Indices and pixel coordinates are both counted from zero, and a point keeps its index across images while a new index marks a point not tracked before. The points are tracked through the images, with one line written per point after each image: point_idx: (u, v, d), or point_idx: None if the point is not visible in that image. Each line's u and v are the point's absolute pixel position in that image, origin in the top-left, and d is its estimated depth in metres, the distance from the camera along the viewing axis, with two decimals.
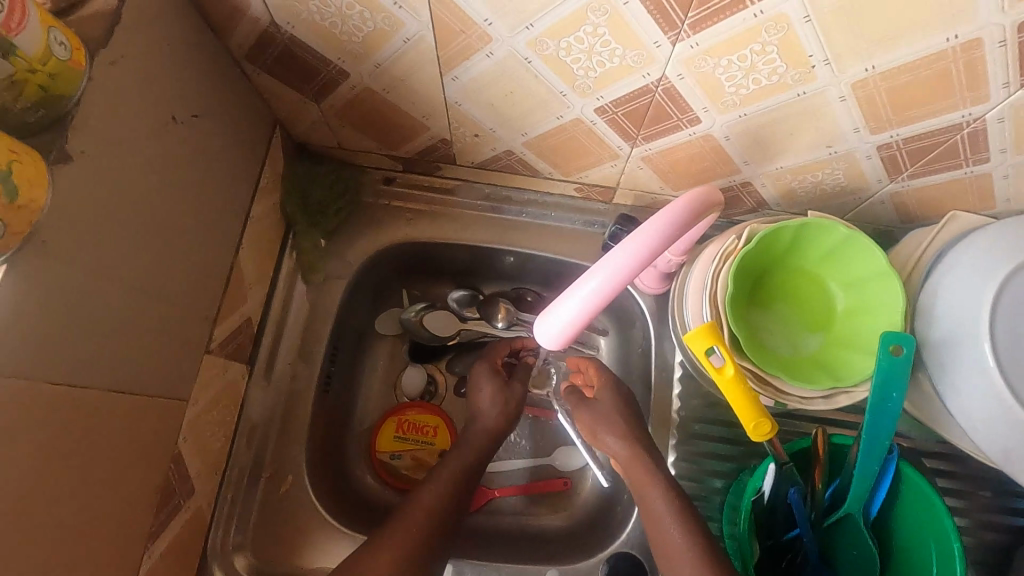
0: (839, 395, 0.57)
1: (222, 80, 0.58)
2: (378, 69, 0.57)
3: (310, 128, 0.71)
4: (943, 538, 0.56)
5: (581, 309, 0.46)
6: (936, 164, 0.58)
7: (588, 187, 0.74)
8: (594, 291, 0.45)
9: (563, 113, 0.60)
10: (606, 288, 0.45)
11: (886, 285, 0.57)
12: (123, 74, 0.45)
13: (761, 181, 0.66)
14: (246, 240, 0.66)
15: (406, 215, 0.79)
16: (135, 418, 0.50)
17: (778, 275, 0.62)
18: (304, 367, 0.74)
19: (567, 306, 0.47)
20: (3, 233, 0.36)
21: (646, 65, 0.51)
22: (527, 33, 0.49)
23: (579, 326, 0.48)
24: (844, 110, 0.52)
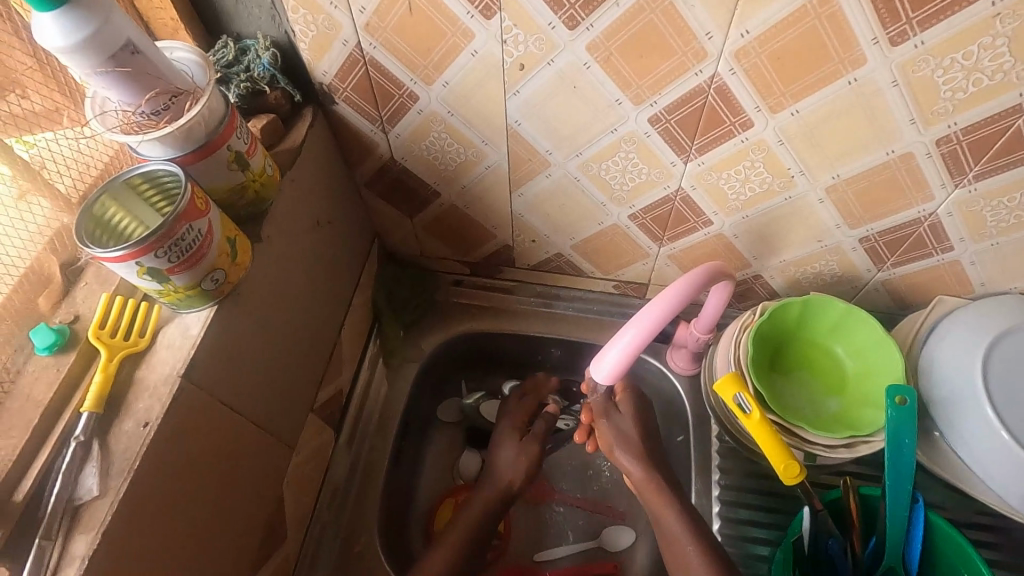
0: (859, 444, 0.64)
1: (348, 200, 0.78)
2: (462, 189, 0.77)
3: (401, 238, 0.89)
4: None
5: (621, 355, 0.61)
6: (912, 254, 0.71)
7: (624, 284, 0.89)
8: (638, 326, 0.59)
9: (603, 220, 0.77)
10: (646, 320, 0.59)
11: (887, 349, 0.66)
12: (295, 188, 0.64)
13: (769, 273, 0.80)
14: (346, 322, 0.81)
15: (471, 310, 0.94)
16: (260, 449, 0.62)
17: (792, 345, 0.73)
18: (380, 438, 0.85)
19: (611, 353, 0.62)
20: (224, 282, 0.52)
21: (666, 179, 0.68)
22: (577, 159, 0.68)
23: (627, 359, 0.61)
24: (824, 209, 0.68)
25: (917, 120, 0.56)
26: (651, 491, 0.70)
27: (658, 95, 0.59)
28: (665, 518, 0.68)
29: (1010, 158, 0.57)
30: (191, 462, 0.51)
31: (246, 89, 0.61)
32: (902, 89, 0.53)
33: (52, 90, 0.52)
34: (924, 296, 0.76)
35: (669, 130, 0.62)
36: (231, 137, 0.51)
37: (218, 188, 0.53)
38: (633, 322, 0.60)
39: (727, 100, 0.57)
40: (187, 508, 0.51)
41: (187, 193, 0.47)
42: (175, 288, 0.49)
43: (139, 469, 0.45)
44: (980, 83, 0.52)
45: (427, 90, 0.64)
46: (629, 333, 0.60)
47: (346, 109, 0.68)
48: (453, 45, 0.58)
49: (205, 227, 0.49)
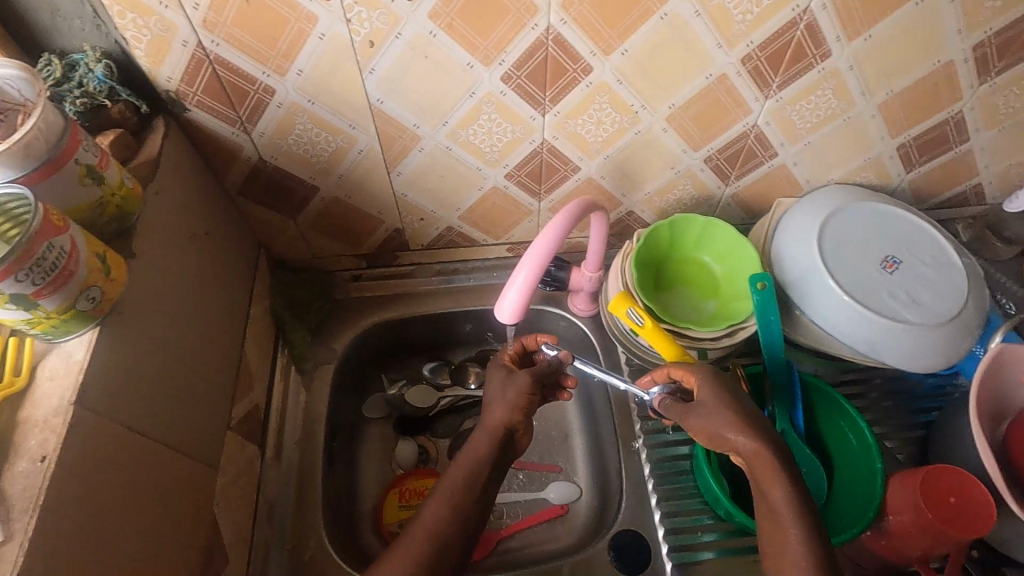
0: (738, 332, 0.74)
1: (224, 210, 0.76)
2: (341, 178, 0.77)
3: (289, 243, 0.88)
4: (852, 421, 0.72)
5: (519, 293, 0.61)
6: (748, 165, 0.83)
7: (517, 245, 0.94)
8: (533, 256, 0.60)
9: (483, 184, 0.81)
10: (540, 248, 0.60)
11: (744, 249, 0.77)
12: (163, 200, 0.62)
13: (639, 207, 0.88)
14: (248, 335, 0.79)
15: (376, 301, 0.95)
16: (181, 470, 0.59)
17: (670, 263, 0.81)
18: (309, 443, 0.83)
19: (511, 292, 0.61)
20: (102, 300, 0.49)
21: (530, 134, 0.74)
22: (444, 128, 0.71)
23: (527, 292, 0.61)
24: (669, 137, 0.76)
25: (722, 43, 0.65)
26: (764, 465, 0.57)
27: (504, 53, 0.63)
28: (773, 493, 0.55)
29: (799, 66, 0.69)
30: (107, 490, 0.48)
31: (85, 105, 0.59)
32: (703, 18, 0.62)
33: None
34: (766, 202, 0.89)
35: (522, 86, 0.67)
36: (76, 151, 0.50)
37: (74, 206, 0.51)
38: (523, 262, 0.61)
39: (565, 50, 0.64)
40: (113, 540, 0.48)
41: (38, 212, 0.44)
42: (46, 314, 0.46)
43: (47, 502, 0.43)
44: (761, 4, 0.62)
45: (283, 81, 0.64)
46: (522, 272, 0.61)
47: (200, 115, 0.66)
48: (299, 30, 0.59)
49: (68, 244, 0.46)
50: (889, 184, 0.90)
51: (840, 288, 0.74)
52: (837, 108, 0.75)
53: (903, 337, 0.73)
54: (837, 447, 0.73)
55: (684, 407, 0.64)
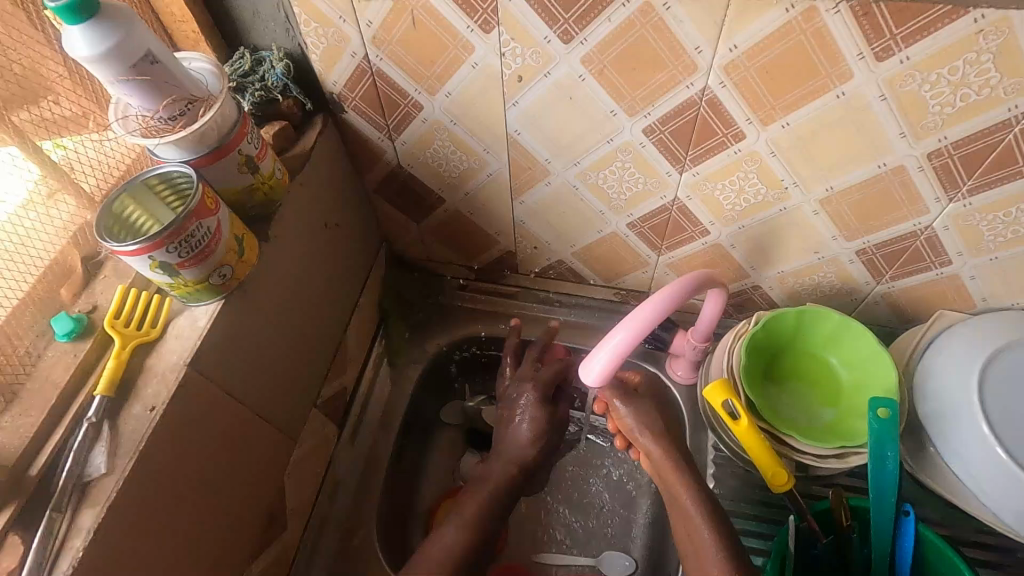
0: (849, 455, 0.64)
1: (357, 203, 0.81)
2: (466, 195, 0.79)
3: (408, 242, 0.92)
4: None
5: (614, 351, 0.59)
6: (910, 267, 0.72)
7: (625, 292, 0.90)
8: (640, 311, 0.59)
9: (602, 228, 0.78)
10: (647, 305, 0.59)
11: (880, 359, 0.66)
12: (304, 190, 0.67)
13: (768, 284, 0.80)
14: (352, 321, 0.84)
15: (475, 314, 0.97)
16: (262, 438, 0.64)
17: (788, 354, 0.73)
18: (382, 435, 0.87)
19: (607, 348, 0.59)
20: (230, 277, 0.55)
21: (662, 189, 0.70)
22: (575, 167, 0.70)
23: (622, 348, 0.59)
24: (819, 221, 0.68)
25: (907, 134, 0.56)
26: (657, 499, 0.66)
27: (652, 107, 0.60)
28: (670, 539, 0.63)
29: (1004, 172, 0.58)
30: (195, 445, 0.54)
31: (261, 98, 0.65)
32: (890, 103, 0.54)
33: (80, 95, 0.56)
34: (924, 310, 0.77)
35: (663, 141, 0.64)
36: (241, 142, 0.55)
37: (229, 189, 0.57)
38: (631, 315, 0.58)
39: (718, 113, 0.59)
40: (189, 494, 0.54)
41: (197, 193, 0.50)
42: (185, 282, 0.52)
43: (146, 450, 0.48)
44: (968, 98, 0.52)
45: (431, 99, 0.66)
46: (622, 329, 0.58)
47: (354, 118, 0.71)
48: (455, 57, 0.61)
49: (215, 225, 0.52)
50: None
51: (995, 439, 0.61)
52: None
53: None
54: None
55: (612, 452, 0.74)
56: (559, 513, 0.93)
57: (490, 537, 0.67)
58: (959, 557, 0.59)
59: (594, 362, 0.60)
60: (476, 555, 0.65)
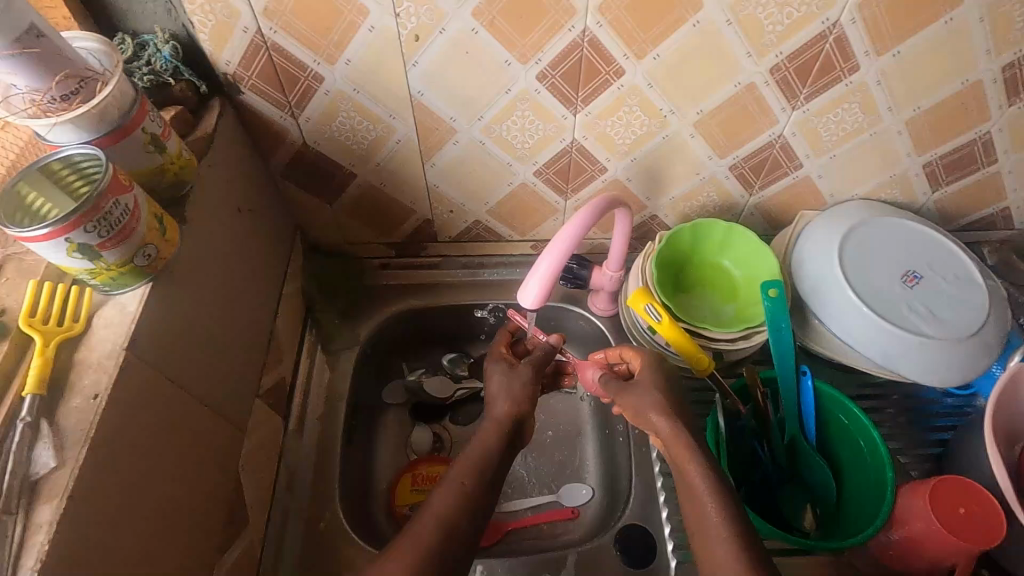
0: (754, 335, 0.75)
1: (267, 189, 0.80)
2: (378, 166, 0.81)
3: (323, 226, 0.92)
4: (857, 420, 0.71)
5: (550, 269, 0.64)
6: (772, 175, 0.84)
7: (541, 243, 0.96)
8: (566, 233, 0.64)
9: (511, 179, 0.84)
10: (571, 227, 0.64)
11: (763, 252, 0.78)
12: (213, 173, 0.66)
13: (663, 211, 0.90)
14: (280, 310, 0.83)
15: (402, 289, 0.98)
16: (212, 427, 0.63)
17: (690, 265, 0.83)
18: (330, 419, 0.86)
19: (540, 271, 0.64)
20: (156, 257, 0.53)
21: (560, 132, 0.77)
22: (479, 122, 0.75)
23: (555, 268, 0.64)
24: (696, 143, 0.79)
25: (752, 53, 0.67)
26: (677, 445, 0.63)
27: (541, 52, 0.67)
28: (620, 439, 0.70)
29: (827, 78, 0.71)
30: (146, 434, 0.52)
31: (150, 83, 0.64)
32: (735, 27, 0.65)
33: None
34: (788, 213, 0.90)
35: (555, 84, 0.70)
36: (144, 119, 0.53)
37: (138, 170, 0.55)
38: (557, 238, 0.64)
39: (599, 51, 0.67)
40: (149, 484, 0.51)
41: (107, 171, 0.48)
42: (107, 265, 0.50)
43: (97, 437, 0.46)
44: (792, 16, 0.64)
45: (332, 69, 0.68)
46: (552, 251, 0.64)
47: (252, 98, 0.71)
48: (351, 22, 0.63)
49: (132, 203, 0.50)
50: (915, 202, 0.90)
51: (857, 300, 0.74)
52: (863, 122, 0.76)
53: (920, 352, 0.73)
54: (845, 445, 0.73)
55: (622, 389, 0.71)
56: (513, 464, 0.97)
57: None
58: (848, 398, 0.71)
59: (530, 287, 0.64)
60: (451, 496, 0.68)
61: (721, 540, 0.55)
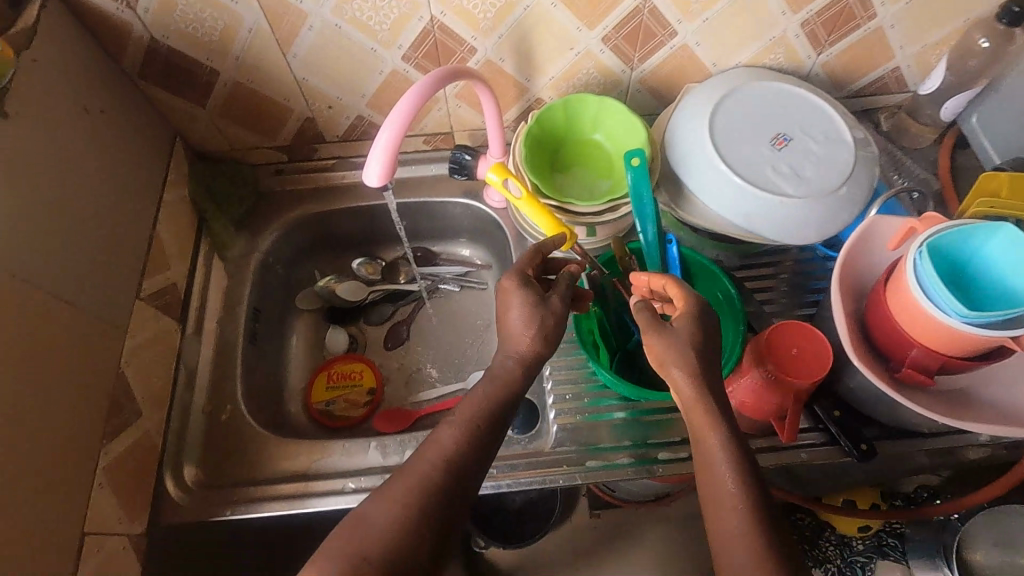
0: (620, 206, 0.76)
1: (124, 91, 0.78)
2: (238, 61, 0.78)
3: (204, 133, 0.90)
4: None
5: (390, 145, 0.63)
6: (648, 45, 0.82)
7: (432, 136, 0.95)
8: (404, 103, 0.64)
9: (381, 67, 0.81)
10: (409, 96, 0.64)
11: (632, 124, 0.78)
12: (42, 69, 0.64)
13: (546, 94, 0.88)
14: (161, 217, 0.83)
15: (299, 195, 0.98)
16: (75, 323, 0.65)
17: (566, 145, 0.83)
18: (229, 322, 0.88)
19: (380, 143, 0.63)
20: None
21: (416, 9, 0.74)
22: (328, 3, 0.72)
23: (395, 140, 0.63)
24: (560, 13, 0.76)
25: None
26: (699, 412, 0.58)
27: None
28: None
29: None
30: None
31: None
32: None
33: None
34: (673, 88, 0.89)
35: None
36: None
37: None
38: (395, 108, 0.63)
39: None
40: None
41: None
42: None
43: None
44: None
45: None
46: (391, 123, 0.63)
47: None
48: None
49: None
50: (802, 67, 0.88)
51: (720, 163, 0.75)
52: None
53: (779, 211, 0.74)
54: None
55: (649, 324, 0.62)
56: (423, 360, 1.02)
57: None
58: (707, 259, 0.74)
59: (372, 163, 0.64)
60: None
61: (737, 511, 0.53)
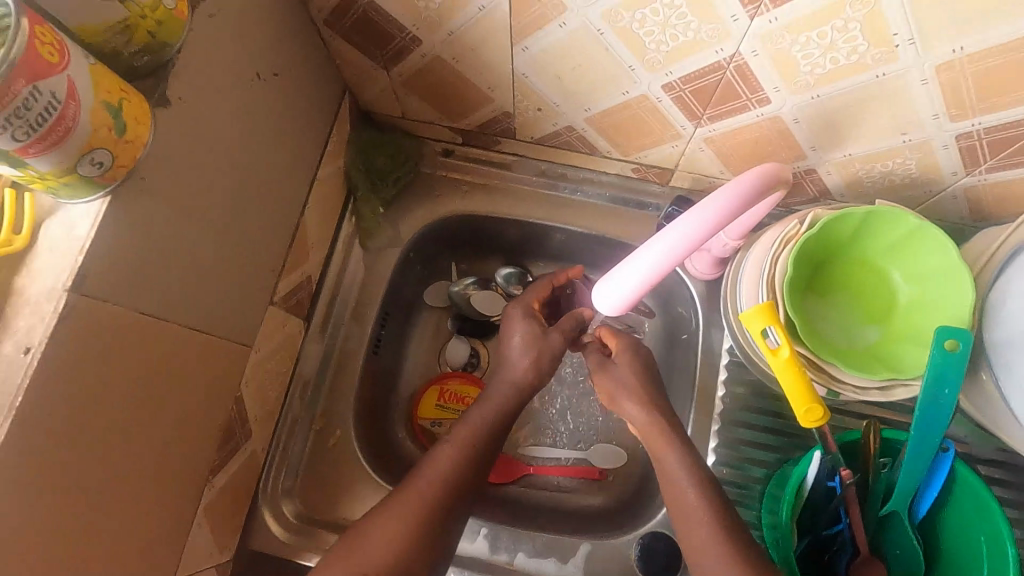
0: (896, 387, 0.55)
1: (301, 42, 0.61)
2: (450, 37, 0.59)
3: (377, 95, 0.73)
4: (989, 522, 0.55)
5: (638, 283, 0.53)
6: (1019, 157, 0.55)
7: (645, 168, 0.74)
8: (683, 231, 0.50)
9: (628, 89, 0.60)
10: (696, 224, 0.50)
11: (955, 280, 0.54)
12: (217, 28, 0.48)
13: (826, 168, 0.64)
14: (312, 200, 0.69)
15: (463, 187, 0.81)
16: (204, 354, 0.53)
17: (838, 262, 0.61)
18: (357, 327, 0.77)
19: (628, 278, 0.54)
20: (111, 166, 0.40)
21: (720, 40, 0.50)
22: (602, 4, 0.50)
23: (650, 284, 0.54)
24: (924, 94, 0.51)
25: None
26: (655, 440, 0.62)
27: None
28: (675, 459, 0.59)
29: None
30: (101, 382, 0.43)
31: None
32: None
33: None
34: (1011, 210, 0.62)
35: None
36: None
37: (89, 29, 0.39)
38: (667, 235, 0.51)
39: None
40: (110, 434, 0.44)
41: (21, 35, 0.32)
42: (40, 174, 0.37)
43: (24, 404, 0.38)
44: None
45: None
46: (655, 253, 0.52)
47: None
48: None
49: (64, 88, 0.35)
50: None
51: None
52: None
53: None
54: (958, 534, 0.58)
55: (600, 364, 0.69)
56: (554, 405, 0.86)
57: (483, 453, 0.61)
58: (990, 493, 0.54)
59: (608, 297, 0.56)
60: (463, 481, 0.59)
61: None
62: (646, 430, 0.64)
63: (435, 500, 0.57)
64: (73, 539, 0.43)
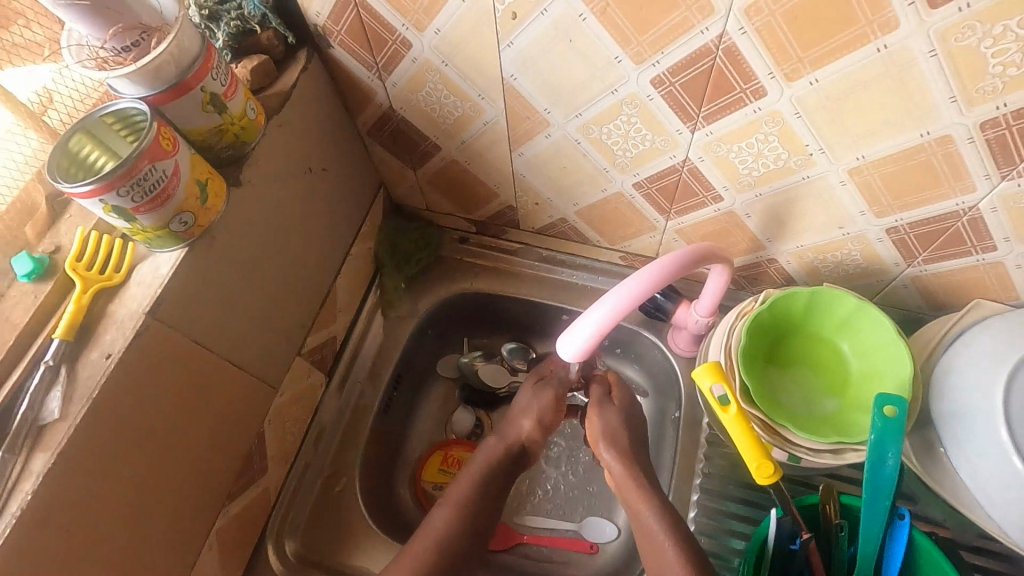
0: (847, 451, 0.60)
1: (348, 147, 0.77)
2: (462, 145, 0.74)
3: (406, 190, 0.88)
4: None
5: (596, 328, 0.56)
6: (947, 250, 0.63)
7: (631, 256, 0.84)
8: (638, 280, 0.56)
9: (606, 186, 0.72)
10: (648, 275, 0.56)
11: (894, 354, 0.60)
12: (284, 133, 0.64)
13: (785, 257, 0.73)
14: (343, 271, 0.82)
15: (474, 269, 0.93)
16: (237, 387, 0.64)
17: (794, 338, 0.68)
18: (371, 386, 0.86)
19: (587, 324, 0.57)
20: (193, 225, 0.53)
21: (671, 148, 0.63)
22: (576, 120, 0.64)
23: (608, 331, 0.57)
24: (847, 193, 0.61)
25: (958, 98, 0.48)
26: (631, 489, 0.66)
27: (662, 53, 0.53)
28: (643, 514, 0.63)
29: None
30: (154, 392, 0.53)
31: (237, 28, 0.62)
32: (940, 60, 0.46)
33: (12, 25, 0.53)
34: (958, 299, 0.69)
35: (672, 94, 0.57)
36: (204, 77, 0.51)
37: (195, 130, 0.54)
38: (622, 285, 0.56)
39: (736, 63, 0.52)
40: (152, 438, 0.54)
41: (151, 132, 0.47)
42: (143, 227, 0.50)
43: (98, 398, 0.48)
44: None
45: (420, 37, 0.61)
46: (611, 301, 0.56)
47: (341, 53, 0.66)
48: None
49: (171, 168, 0.49)
50: None
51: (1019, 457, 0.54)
52: None
53: None
54: None
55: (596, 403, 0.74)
56: (549, 478, 0.91)
57: (468, 497, 0.66)
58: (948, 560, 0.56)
59: (571, 342, 0.57)
60: (446, 521, 0.64)
61: None
62: (620, 487, 0.68)
63: (418, 538, 0.63)
64: (107, 525, 0.51)
